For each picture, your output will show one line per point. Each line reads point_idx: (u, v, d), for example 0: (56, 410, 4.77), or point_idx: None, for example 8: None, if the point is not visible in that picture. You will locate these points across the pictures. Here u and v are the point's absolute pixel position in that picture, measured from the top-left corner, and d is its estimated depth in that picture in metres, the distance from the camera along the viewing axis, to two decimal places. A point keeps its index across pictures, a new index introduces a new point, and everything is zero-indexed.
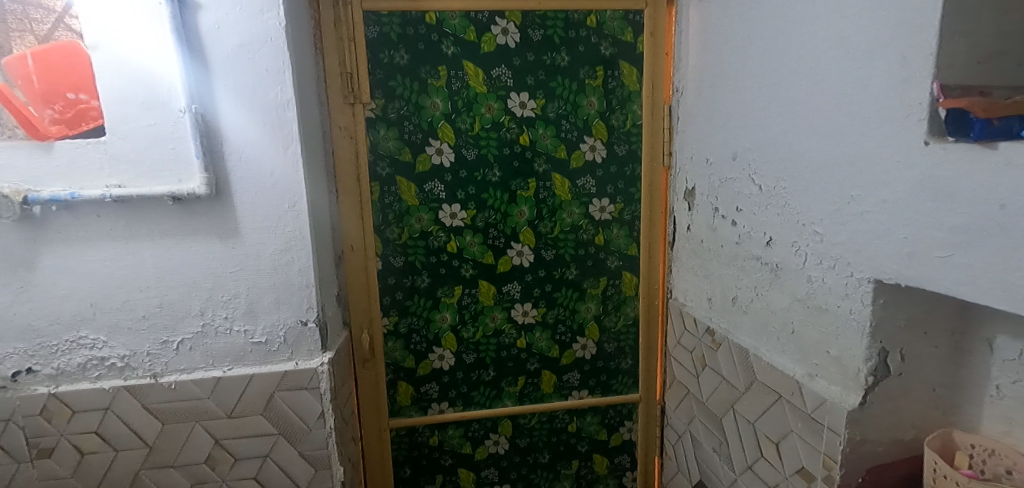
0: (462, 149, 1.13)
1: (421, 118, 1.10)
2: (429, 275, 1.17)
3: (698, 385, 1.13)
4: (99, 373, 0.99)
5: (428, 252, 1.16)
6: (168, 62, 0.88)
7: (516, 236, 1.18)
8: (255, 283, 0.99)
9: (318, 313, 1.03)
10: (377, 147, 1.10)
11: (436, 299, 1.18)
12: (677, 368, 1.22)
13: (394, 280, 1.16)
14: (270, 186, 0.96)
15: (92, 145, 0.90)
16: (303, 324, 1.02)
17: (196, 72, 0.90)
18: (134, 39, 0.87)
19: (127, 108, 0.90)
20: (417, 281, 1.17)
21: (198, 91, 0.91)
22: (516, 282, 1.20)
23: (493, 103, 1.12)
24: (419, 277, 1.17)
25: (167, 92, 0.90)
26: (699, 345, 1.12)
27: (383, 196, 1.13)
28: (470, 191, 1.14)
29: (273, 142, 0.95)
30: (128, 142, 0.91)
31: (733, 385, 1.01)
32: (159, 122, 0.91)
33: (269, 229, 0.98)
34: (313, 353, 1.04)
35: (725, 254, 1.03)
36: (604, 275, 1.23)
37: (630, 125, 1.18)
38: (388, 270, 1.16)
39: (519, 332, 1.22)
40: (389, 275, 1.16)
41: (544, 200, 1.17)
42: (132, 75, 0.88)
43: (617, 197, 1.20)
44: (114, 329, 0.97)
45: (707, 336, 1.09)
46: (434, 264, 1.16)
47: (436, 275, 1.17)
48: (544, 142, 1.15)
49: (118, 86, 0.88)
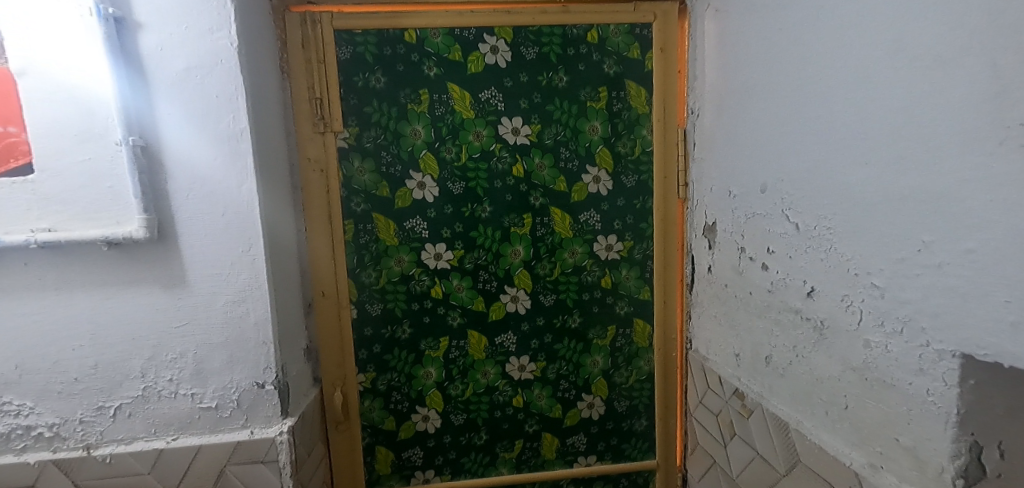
0: (448, 183, 0.99)
1: (400, 147, 0.97)
2: (411, 325, 1.02)
3: (727, 457, 0.95)
4: (23, 445, 0.85)
5: (409, 299, 1.01)
6: (104, 90, 0.77)
7: (510, 279, 1.03)
8: (204, 339, 0.86)
9: (278, 373, 0.89)
10: (350, 180, 0.97)
11: (419, 352, 1.03)
12: (701, 433, 1.04)
13: (371, 331, 1.02)
14: (222, 227, 0.84)
15: (18, 184, 0.79)
16: (259, 387, 0.88)
17: (136, 100, 0.79)
18: (67, 64, 0.76)
19: (56, 141, 0.78)
20: (398, 331, 1.02)
21: (139, 121, 0.79)
22: (511, 332, 1.04)
23: (483, 130, 0.98)
24: (399, 327, 1.02)
25: (104, 123, 0.78)
26: (727, 410, 0.95)
27: (357, 236, 0.99)
28: (457, 228, 1.00)
29: (226, 178, 0.83)
30: (60, 180, 0.79)
31: (771, 463, 0.83)
32: (96, 157, 0.79)
33: (220, 277, 0.85)
34: (271, 420, 0.89)
35: (754, 304, 0.87)
36: (613, 323, 1.06)
37: (639, 152, 1.03)
38: (364, 319, 1.01)
39: (515, 389, 1.06)
40: (365, 325, 1.01)
41: (542, 238, 1.02)
42: (62, 104, 0.77)
43: (627, 234, 1.04)
44: (41, 394, 0.84)
45: (736, 399, 0.92)
46: (417, 312, 1.02)
47: (419, 325, 1.02)
48: (541, 174, 1.01)
49: (47, 117, 0.77)
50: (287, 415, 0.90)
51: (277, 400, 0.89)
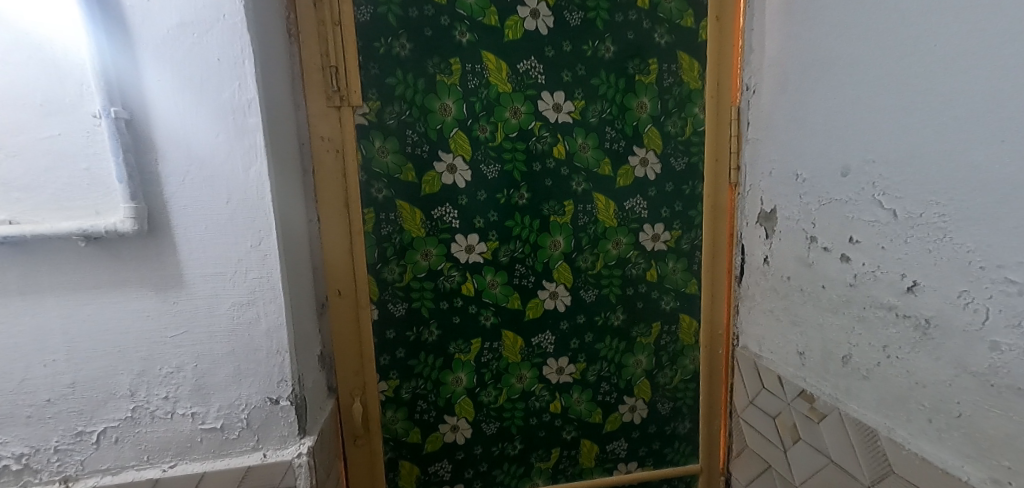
0: (481, 166, 0.88)
1: (428, 124, 0.85)
2: (439, 326, 0.91)
3: (788, 463, 0.89)
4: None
5: (437, 297, 0.90)
6: (78, 50, 0.63)
7: (549, 273, 0.93)
8: (206, 350, 0.73)
9: (293, 386, 0.76)
10: (370, 163, 0.85)
11: (448, 356, 0.92)
12: (751, 436, 0.97)
13: (393, 334, 0.90)
14: (226, 217, 0.70)
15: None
16: (272, 403, 0.76)
17: (117, 63, 0.64)
18: (28, 16, 0.61)
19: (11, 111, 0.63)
20: (424, 333, 0.91)
21: (122, 89, 0.65)
22: (550, 332, 0.95)
23: (521, 106, 0.87)
24: (425, 328, 0.91)
25: (77, 91, 0.64)
26: (789, 412, 0.87)
27: (378, 226, 0.87)
28: (491, 217, 0.89)
29: (230, 157, 0.69)
30: (21, 161, 0.64)
31: (850, 472, 0.76)
32: (67, 132, 0.65)
33: (225, 276, 0.72)
34: (286, 440, 0.77)
35: (827, 299, 0.79)
36: (657, 319, 0.98)
37: (689, 132, 0.94)
38: (386, 320, 0.89)
39: (553, 393, 0.96)
40: (387, 327, 0.90)
41: (584, 228, 0.92)
42: (19, 65, 0.62)
43: (674, 222, 0.96)
44: (4, 420, 0.70)
45: (802, 401, 0.85)
46: (445, 312, 0.91)
47: (448, 326, 0.91)
48: (583, 156, 0.90)
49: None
50: (305, 433, 0.79)
51: (294, 417, 0.77)
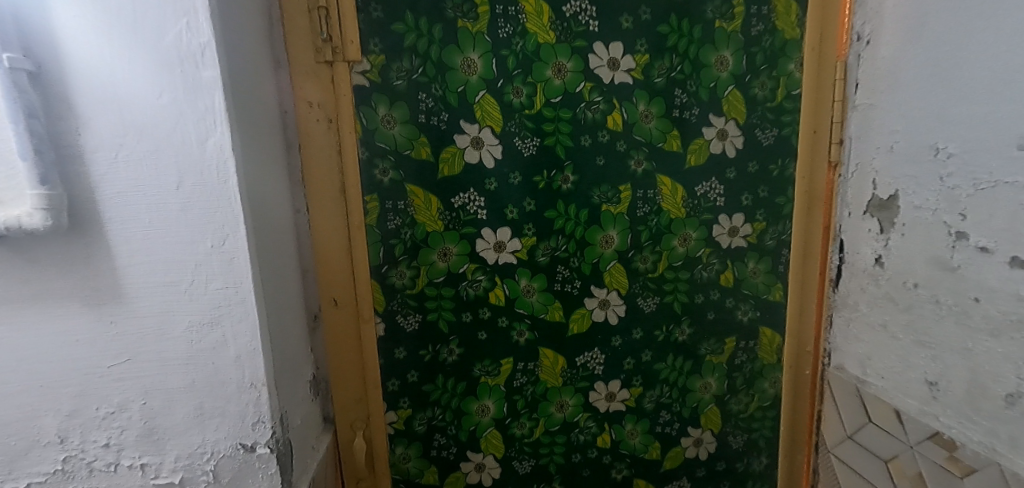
0: (515, 140, 0.68)
1: (447, 86, 0.65)
2: (461, 344, 0.72)
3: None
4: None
5: (458, 307, 0.71)
6: None
7: (598, 277, 0.74)
8: (158, 383, 0.55)
9: (275, 428, 0.58)
10: (372, 135, 0.65)
11: (472, 380, 0.74)
12: (849, 479, 0.78)
13: (403, 353, 0.71)
14: (176, 207, 0.51)
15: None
16: (247, 451, 0.58)
17: None
18: None
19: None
20: (442, 353, 0.72)
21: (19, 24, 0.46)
22: (599, 349, 0.76)
23: (567, 61, 0.67)
24: (444, 347, 0.72)
25: None
26: (914, 459, 0.68)
27: (383, 218, 0.68)
28: (527, 207, 0.70)
29: (179, 126, 0.50)
30: None
31: None
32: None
33: (179, 287, 0.53)
34: None
35: (983, 316, 0.59)
36: (732, 333, 0.79)
37: (782, 97, 0.73)
38: (394, 337, 0.71)
39: (601, 424, 0.78)
40: (395, 345, 0.71)
41: (643, 220, 0.73)
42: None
43: (757, 212, 0.76)
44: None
45: (935, 446, 0.65)
46: (469, 326, 0.72)
47: (472, 343, 0.73)
48: (646, 127, 0.70)
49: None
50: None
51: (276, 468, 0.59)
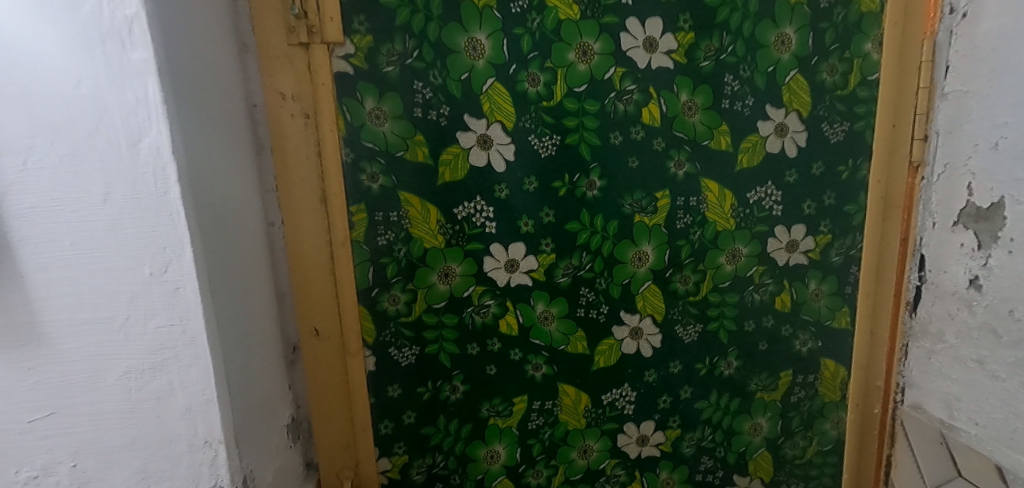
0: (530, 138, 0.56)
1: (447, 72, 0.54)
2: (466, 380, 0.61)
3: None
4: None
5: (463, 338, 0.60)
6: None
7: (630, 302, 0.62)
8: (93, 442, 0.42)
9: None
10: (358, 133, 0.54)
11: (479, 422, 0.62)
12: None
13: (399, 392, 0.60)
14: (103, 226, 0.38)
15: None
16: None
17: None
18: None
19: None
20: (444, 391, 0.61)
21: None
22: (629, 386, 0.64)
23: (594, 42, 0.55)
24: (446, 384, 0.61)
25: None
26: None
27: (372, 232, 0.56)
28: (546, 218, 0.58)
29: (100, 121, 0.37)
30: None
31: None
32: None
33: (112, 324, 0.40)
34: None
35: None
36: (787, 366, 0.66)
37: (855, 83, 0.61)
38: (386, 372, 0.60)
39: (631, 472, 0.66)
40: (388, 382, 0.60)
41: (684, 233, 0.61)
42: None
43: (822, 222, 0.63)
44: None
45: None
46: (475, 359, 0.61)
47: (478, 379, 0.61)
48: (689, 121, 0.58)
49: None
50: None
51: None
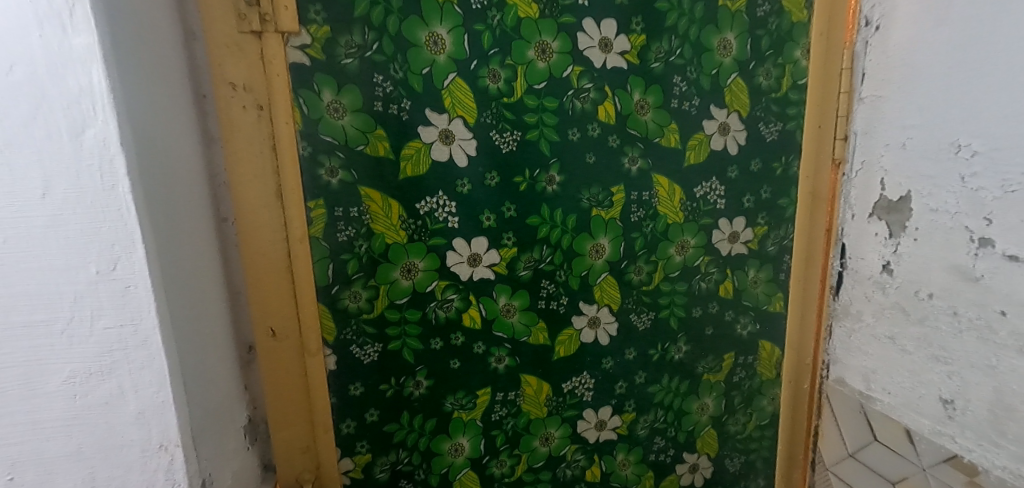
0: (492, 134, 0.57)
1: (408, 67, 0.54)
2: (431, 375, 0.61)
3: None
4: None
5: (426, 332, 0.60)
6: None
7: (588, 292, 0.64)
8: (29, 454, 0.36)
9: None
10: (316, 126, 0.53)
11: (444, 416, 0.63)
12: None
13: (360, 389, 0.59)
14: (41, 223, 0.33)
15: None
16: None
17: None
18: None
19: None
20: (408, 386, 0.61)
21: None
22: (588, 373, 0.67)
23: (552, 41, 0.57)
24: (411, 379, 0.60)
25: None
26: (927, 481, 0.63)
27: (332, 227, 0.55)
28: (507, 212, 0.59)
29: (39, 111, 0.32)
30: None
31: None
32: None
33: (53, 328, 0.35)
34: None
35: (1011, 332, 0.53)
36: (731, 349, 0.72)
37: (787, 86, 0.66)
38: (349, 371, 0.59)
39: (590, 456, 0.69)
40: (350, 380, 0.59)
41: (637, 226, 0.64)
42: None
43: (760, 215, 0.69)
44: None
45: (953, 472, 0.60)
46: (439, 354, 0.61)
47: (439, 373, 0.61)
48: (641, 119, 0.61)
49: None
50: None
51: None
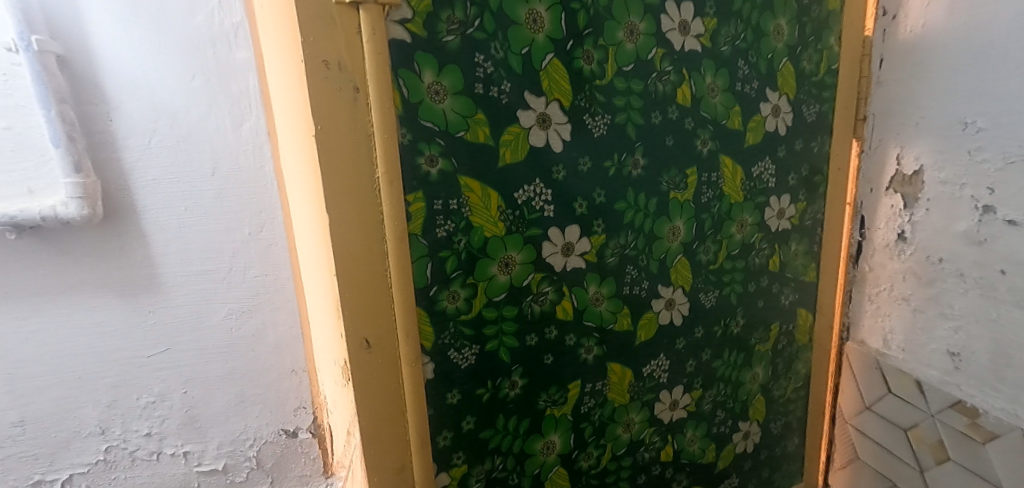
0: (585, 117, 0.55)
1: (508, 46, 0.50)
2: (525, 373, 0.58)
3: (926, 485, 0.73)
4: (40, 453, 0.60)
5: (521, 329, 0.57)
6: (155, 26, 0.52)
7: (665, 275, 0.65)
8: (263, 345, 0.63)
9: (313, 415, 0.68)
10: (416, 111, 0.47)
11: (537, 415, 0.60)
12: (864, 446, 0.82)
13: (458, 396, 0.55)
14: None
15: (29, 137, 0.52)
16: (289, 436, 0.67)
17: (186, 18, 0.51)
18: None
19: (119, 95, 0.52)
20: (504, 388, 0.57)
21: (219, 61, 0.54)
22: (663, 356, 0.67)
23: (639, 23, 0.56)
24: (507, 380, 0.57)
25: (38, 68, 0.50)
26: (935, 426, 0.71)
27: (432, 223, 0.49)
28: (598, 198, 0.58)
29: None
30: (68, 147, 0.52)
31: None
32: (201, 109, 0.54)
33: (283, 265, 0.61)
34: (306, 476, 0.69)
35: (1010, 288, 0.61)
36: (777, 319, 0.76)
37: (824, 71, 0.71)
38: (446, 379, 0.54)
39: (665, 437, 0.70)
40: (446, 388, 0.54)
41: (707, 207, 0.66)
42: (153, 36, 0.52)
43: (801, 192, 0.74)
44: (76, 385, 0.59)
45: (957, 414, 0.68)
46: (534, 350, 0.58)
47: (530, 369, 0.58)
48: (712, 101, 0.62)
49: (94, 53, 0.51)
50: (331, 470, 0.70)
51: (318, 454, 0.69)
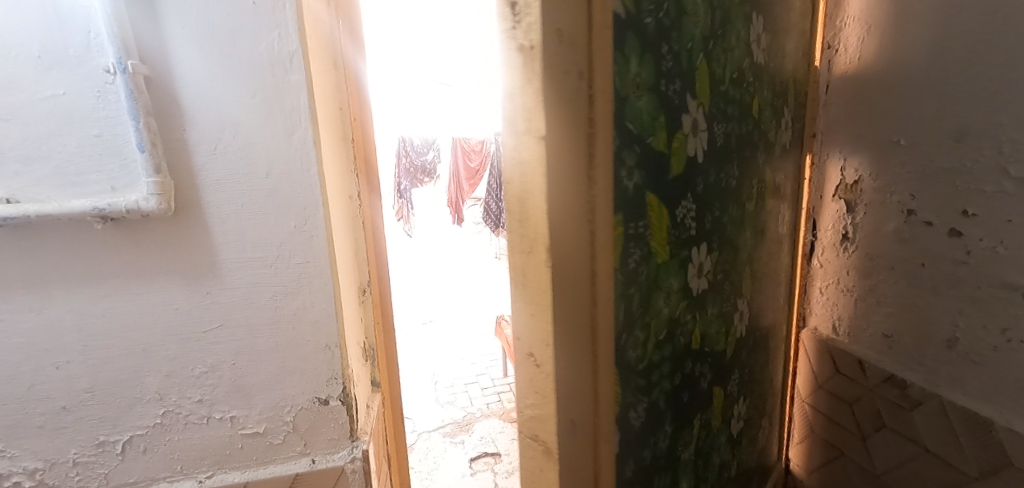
0: (714, 124, 0.47)
1: (682, 40, 0.39)
2: (672, 418, 0.46)
3: (868, 456, 0.74)
4: (103, 416, 0.63)
5: (673, 369, 0.45)
6: (223, 50, 0.57)
7: (744, 291, 0.60)
8: (294, 342, 0.66)
9: (344, 383, 0.69)
10: (623, 111, 0.33)
11: (675, 464, 0.49)
12: (817, 420, 0.83)
13: (643, 464, 0.43)
14: None
15: (115, 143, 0.57)
16: (322, 403, 0.68)
17: (254, 48, 0.58)
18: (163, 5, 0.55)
19: (194, 111, 0.58)
20: (658, 439, 0.44)
21: (276, 85, 0.59)
22: (740, 370, 0.63)
23: (741, 30, 0.50)
24: (661, 430, 0.44)
25: (103, 80, 0.55)
26: (873, 400, 0.72)
27: (625, 252, 0.35)
28: (716, 212, 0.50)
29: None
30: (130, 153, 0.57)
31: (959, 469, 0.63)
32: (269, 125, 0.60)
33: (319, 265, 0.65)
34: (336, 442, 0.70)
35: None
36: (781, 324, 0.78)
37: None
38: (625, 444, 0.39)
39: (736, 455, 0.67)
40: (626, 457, 0.39)
41: (760, 215, 0.63)
42: (225, 60, 0.58)
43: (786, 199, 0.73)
44: (142, 356, 0.62)
45: (891, 388, 0.70)
46: (678, 391, 0.47)
47: (683, 419, 0.49)
48: (766, 114, 0.61)
49: (171, 72, 0.57)
50: (356, 435, 0.71)
51: (346, 417, 0.69)
